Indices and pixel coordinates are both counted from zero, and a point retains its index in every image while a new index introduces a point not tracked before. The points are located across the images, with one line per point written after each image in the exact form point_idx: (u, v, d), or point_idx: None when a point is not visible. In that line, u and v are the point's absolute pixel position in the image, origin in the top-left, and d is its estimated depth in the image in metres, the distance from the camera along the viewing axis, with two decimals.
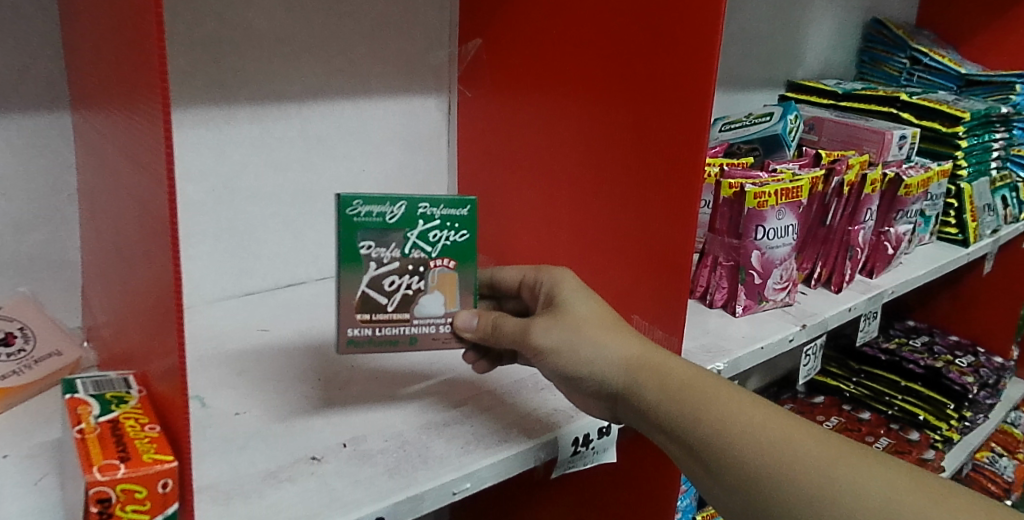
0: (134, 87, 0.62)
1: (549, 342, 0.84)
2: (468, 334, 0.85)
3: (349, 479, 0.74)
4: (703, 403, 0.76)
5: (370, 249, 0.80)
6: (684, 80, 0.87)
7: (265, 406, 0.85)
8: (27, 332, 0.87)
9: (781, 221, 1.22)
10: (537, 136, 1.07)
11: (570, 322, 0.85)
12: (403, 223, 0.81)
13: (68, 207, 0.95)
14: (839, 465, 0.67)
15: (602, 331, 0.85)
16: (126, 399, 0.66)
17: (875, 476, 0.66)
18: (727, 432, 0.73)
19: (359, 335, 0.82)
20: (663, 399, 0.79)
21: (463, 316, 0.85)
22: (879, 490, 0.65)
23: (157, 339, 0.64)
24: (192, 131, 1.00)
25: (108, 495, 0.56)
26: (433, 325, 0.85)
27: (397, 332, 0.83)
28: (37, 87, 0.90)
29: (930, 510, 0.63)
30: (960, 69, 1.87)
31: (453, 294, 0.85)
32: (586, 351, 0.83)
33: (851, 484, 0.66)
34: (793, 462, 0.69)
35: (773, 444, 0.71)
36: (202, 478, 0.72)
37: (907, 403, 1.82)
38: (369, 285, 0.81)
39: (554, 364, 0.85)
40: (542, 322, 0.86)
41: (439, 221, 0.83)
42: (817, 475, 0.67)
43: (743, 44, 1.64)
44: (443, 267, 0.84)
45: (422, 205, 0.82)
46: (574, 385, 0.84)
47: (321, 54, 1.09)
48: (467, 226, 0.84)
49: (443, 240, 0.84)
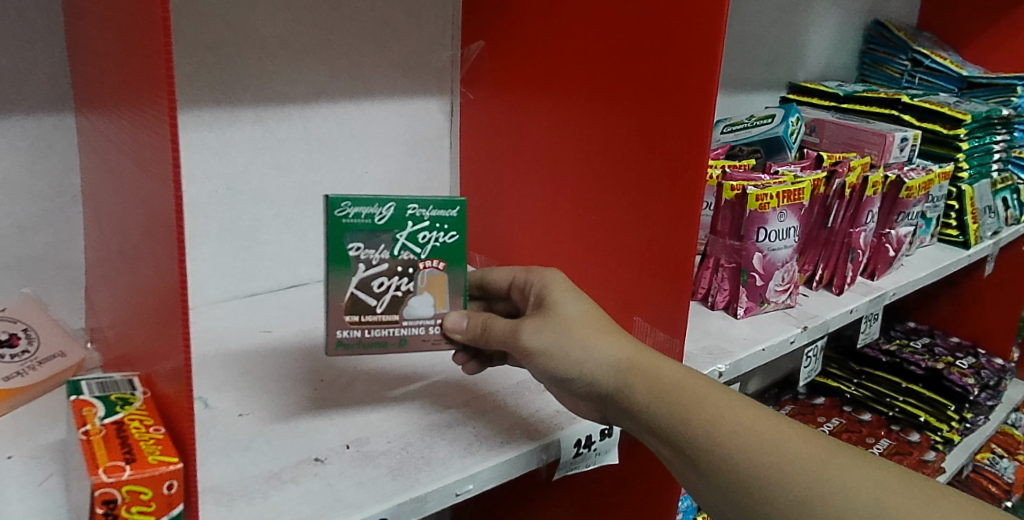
0: (139, 90, 0.62)
1: (539, 344, 0.85)
2: (458, 335, 0.86)
3: (352, 480, 0.74)
4: (693, 405, 0.76)
5: (359, 251, 0.81)
6: (683, 83, 0.87)
7: (269, 407, 0.85)
8: (31, 333, 0.87)
9: (783, 223, 1.23)
10: (537, 138, 1.07)
11: (561, 323, 0.86)
12: (392, 224, 0.81)
13: (72, 209, 0.95)
14: (830, 466, 0.68)
15: (593, 332, 0.85)
16: (131, 400, 0.66)
17: (865, 477, 0.66)
18: (718, 434, 0.73)
19: (349, 337, 0.83)
20: (653, 401, 0.79)
21: (452, 318, 0.86)
22: (869, 491, 0.65)
23: (162, 342, 0.65)
24: (196, 133, 1.01)
25: (113, 496, 0.57)
26: (423, 327, 0.85)
27: (386, 334, 0.84)
28: (42, 89, 0.90)
29: (920, 510, 0.63)
30: (961, 72, 1.87)
31: (442, 295, 0.86)
32: (576, 353, 0.84)
33: (841, 485, 0.66)
34: (783, 464, 0.69)
35: (762, 446, 0.71)
36: (207, 479, 0.73)
37: (907, 405, 1.82)
38: (358, 286, 0.82)
39: (545, 365, 0.85)
40: (532, 323, 0.86)
41: (428, 222, 0.83)
42: (807, 477, 0.68)
43: (745, 47, 1.64)
44: (432, 268, 0.84)
45: (411, 206, 0.82)
46: (565, 386, 0.85)
47: (325, 57, 1.09)
48: (457, 227, 0.84)
49: (432, 241, 0.84)
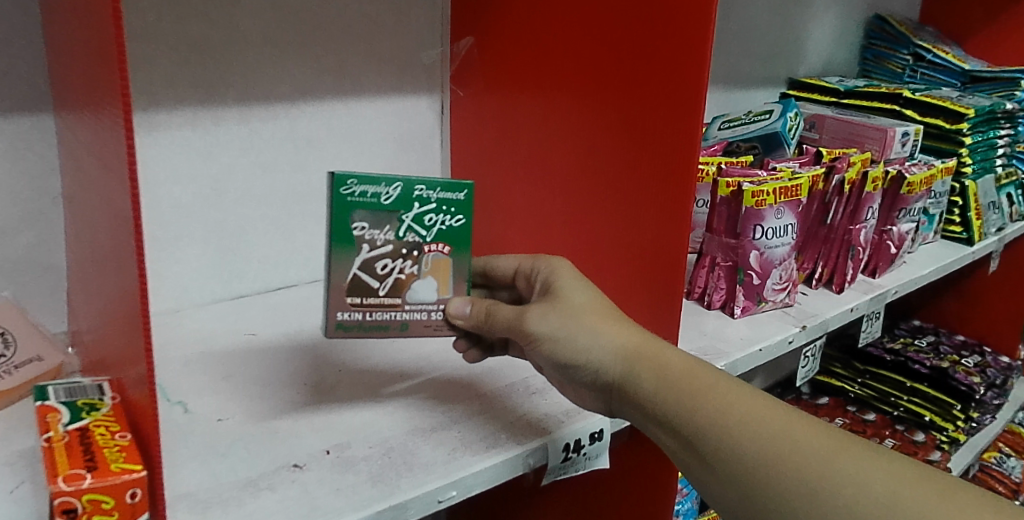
0: (106, 85, 0.61)
1: (545, 330, 0.82)
2: (460, 321, 0.84)
3: (330, 487, 0.72)
4: (701, 394, 0.74)
5: (364, 231, 0.78)
6: (672, 67, 0.85)
7: (248, 411, 0.83)
8: (8, 338, 0.86)
9: (781, 220, 1.20)
10: (526, 128, 1.05)
11: (567, 309, 0.83)
12: (398, 205, 0.79)
13: (52, 210, 0.93)
14: (842, 455, 0.65)
15: (599, 319, 0.83)
16: (98, 406, 0.64)
17: (877, 466, 0.64)
18: (725, 424, 0.71)
19: (349, 319, 0.80)
20: (660, 390, 0.77)
21: (456, 304, 0.84)
22: (881, 482, 0.63)
23: (132, 348, 0.63)
24: (179, 132, 0.99)
25: (73, 506, 0.55)
26: (425, 312, 0.83)
27: (388, 318, 0.82)
28: (19, 89, 0.88)
29: (936, 503, 0.61)
30: (964, 65, 1.82)
31: (446, 280, 0.84)
32: (582, 338, 0.81)
33: (852, 475, 0.64)
34: (793, 454, 0.67)
35: (772, 436, 0.69)
36: (182, 486, 0.71)
37: (913, 403, 1.79)
38: (360, 268, 0.79)
39: (549, 352, 0.83)
40: (538, 308, 0.83)
41: (434, 205, 0.81)
42: (817, 467, 0.65)
43: (743, 42, 1.62)
44: (437, 251, 0.82)
45: (418, 187, 0.80)
46: (569, 374, 0.82)
47: (311, 55, 1.07)
48: (464, 211, 0.82)
49: (439, 224, 0.82)
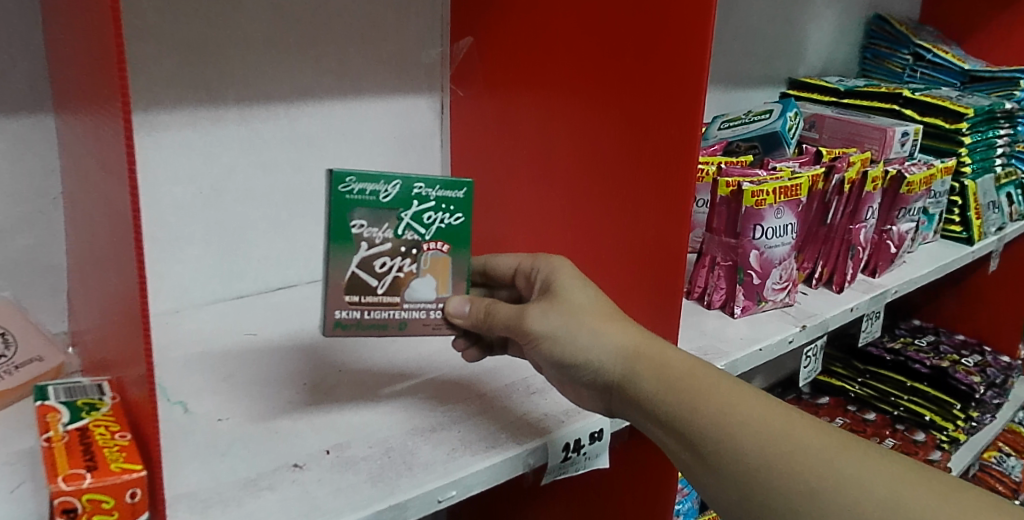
0: (106, 86, 0.61)
1: (545, 329, 0.82)
2: (459, 320, 0.84)
3: (330, 487, 0.72)
4: (701, 394, 0.74)
5: (362, 228, 0.78)
6: (672, 65, 0.85)
7: (248, 411, 0.83)
8: (8, 338, 0.86)
9: (781, 219, 1.20)
10: (526, 128, 1.05)
11: (567, 309, 0.83)
12: (397, 203, 0.79)
13: (52, 211, 0.93)
14: (842, 455, 0.66)
15: (598, 318, 0.83)
16: (98, 406, 0.64)
17: (878, 467, 0.64)
18: (726, 424, 0.71)
19: (347, 318, 0.80)
20: (661, 389, 0.77)
21: (455, 302, 0.84)
22: (882, 482, 0.63)
23: (133, 348, 0.63)
24: (179, 132, 0.99)
25: (73, 506, 0.55)
26: (424, 311, 0.84)
27: (387, 316, 0.82)
28: (19, 89, 0.88)
29: (936, 504, 0.61)
30: (963, 65, 1.82)
31: (445, 279, 0.84)
32: (583, 338, 0.81)
33: (853, 475, 0.64)
34: (794, 455, 0.67)
35: (773, 436, 0.69)
36: (181, 486, 0.71)
37: (913, 403, 1.79)
38: (359, 266, 0.79)
39: (549, 351, 0.83)
40: (538, 307, 0.83)
41: (433, 203, 0.81)
42: (818, 468, 0.65)
43: (743, 41, 1.62)
44: (436, 250, 0.82)
45: (417, 185, 0.79)
46: (569, 373, 0.82)
47: (311, 55, 1.07)
48: (463, 209, 0.82)
49: (438, 222, 0.82)
